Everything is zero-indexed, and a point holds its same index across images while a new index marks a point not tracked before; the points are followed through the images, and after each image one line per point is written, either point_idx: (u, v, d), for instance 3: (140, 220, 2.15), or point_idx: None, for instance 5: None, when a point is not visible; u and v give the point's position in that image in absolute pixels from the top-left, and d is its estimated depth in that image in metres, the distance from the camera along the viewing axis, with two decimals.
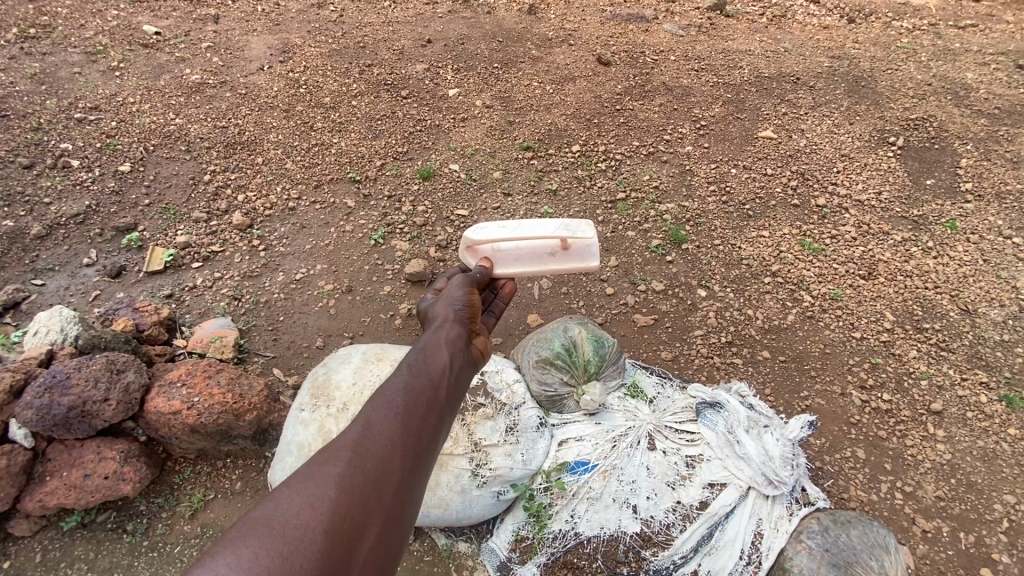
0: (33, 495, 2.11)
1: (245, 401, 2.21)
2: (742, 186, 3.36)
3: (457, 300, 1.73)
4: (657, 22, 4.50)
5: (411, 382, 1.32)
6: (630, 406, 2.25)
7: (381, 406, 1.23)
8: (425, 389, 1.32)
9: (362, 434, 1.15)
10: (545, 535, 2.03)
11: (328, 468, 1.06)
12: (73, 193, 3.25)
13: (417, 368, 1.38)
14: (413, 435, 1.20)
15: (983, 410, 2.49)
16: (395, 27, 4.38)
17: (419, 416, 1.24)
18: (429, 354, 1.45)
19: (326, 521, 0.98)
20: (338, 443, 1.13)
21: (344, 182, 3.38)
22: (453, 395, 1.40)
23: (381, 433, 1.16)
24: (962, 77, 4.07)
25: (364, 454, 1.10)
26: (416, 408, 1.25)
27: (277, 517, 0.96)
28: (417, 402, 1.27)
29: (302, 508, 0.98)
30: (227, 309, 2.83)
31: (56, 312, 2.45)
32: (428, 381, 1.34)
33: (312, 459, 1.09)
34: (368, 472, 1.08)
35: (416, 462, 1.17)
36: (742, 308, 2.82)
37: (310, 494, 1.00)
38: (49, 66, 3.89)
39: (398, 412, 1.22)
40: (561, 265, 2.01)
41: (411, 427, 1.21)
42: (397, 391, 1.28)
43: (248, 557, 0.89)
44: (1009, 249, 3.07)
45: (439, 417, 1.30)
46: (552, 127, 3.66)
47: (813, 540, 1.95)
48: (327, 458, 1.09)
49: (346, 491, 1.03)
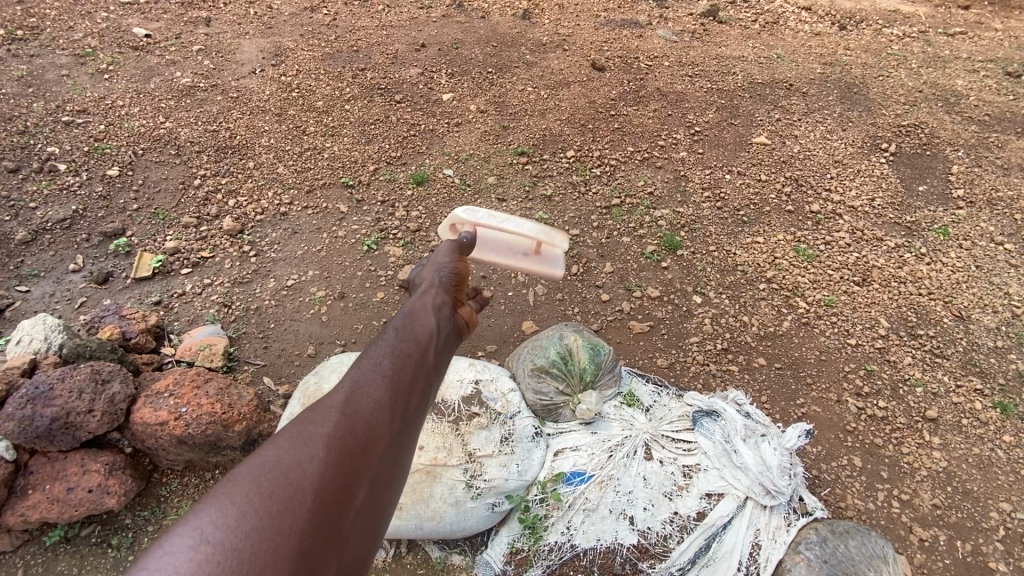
0: (14, 509, 2.05)
1: (235, 411, 2.17)
2: (737, 192, 3.36)
3: (443, 266, 1.68)
4: (651, 28, 4.50)
5: (397, 347, 1.28)
6: (626, 414, 2.23)
7: (367, 368, 1.19)
8: (413, 353, 1.29)
9: (349, 397, 1.11)
10: (540, 547, 2.01)
11: (314, 427, 1.03)
12: (59, 197, 3.19)
13: (403, 333, 1.34)
14: (403, 397, 1.17)
15: (978, 417, 2.49)
16: (389, 31, 4.36)
17: (407, 380, 1.21)
18: (416, 320, 1.41)
19: (315, 481, 0.95)
20: (323, 404, 1.09)
21: (336, 188, 3.34)
22: (439, 362, 1.36)
23: (369, 395, 1.12)
24: (952, 84, 4.09)
25: (353, 416, 1.07)
26: (403, 373, 1.22)
27: (265, 475, 0.92)
28: (404, 367, 1.24)
29: (291, 467, 0.95)
30: (217, 316, 2.78)
31: (40, 320, 2.40)
32: (415, 346, 1.31)
33: (297, 419, 1.06)
34: (356, 433, 1.05)
35: (403, 426, 1.14)
36: (737, 315, 2.81)
37: (298, 453, 0.97)
38: (36, 68, 3.83)
39: (384, 377, 1.18)
40: (531, 267, 1.99)
41: (399, 391, 1.18)
42: (383, 356, 1.25)
43: (235, 514, 0.86)
44: (1002, 256, 3.08)
45: (426, 382, 1.27)
46: (547, 133, 3.65)
47: (812, 551, 1.92)
48: (313, 419, 1.05)
49: (335, 451, 1.00)
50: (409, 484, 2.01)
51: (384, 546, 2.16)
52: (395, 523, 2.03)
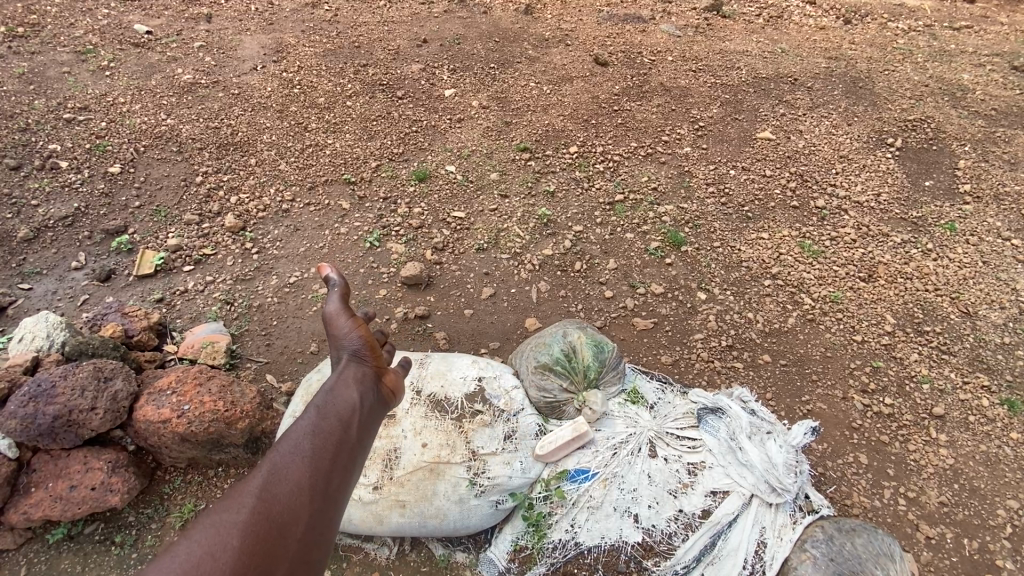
0: (17, 507, 2.05)
1: (236, 409, 2.16)
2: (741, 188, 3.33)
3: (356, 331, 1.62)
4: (654, 23, 4.47)
5: (318, 424, 1.32)
6: (631, 412, 2.21)
7: (288, 449, 1.24)
8: (336, 428, 1.33)
9: (268, 480, 1.16)
10: (544, 545, 2.00)
11: (230, 515, 1.08)
12: (61, 195, 3.18)
13: (328, 407, 1.38)
14: (323, 476, 1.22)
15: (985, 414, 2.47)
16: (390, 27, 4.34)
17: (328, 457, 1.26)
18: (338, 394, 1.44)
19: (228, 571, 1.01)
20: (242, 488, 1.14)
21: (338, 184, 3.33)
22: (365, 432, 1.40)
23: (288, 478, 1.18)
24: (959, 78, 4.05)
25: (270, 502, 1.13)
26: (325, 450, 1.27)
27: (178, 567, 0.98)
28: (326, 444, 1.28)
29: (203, 560, 1.00)
30: (218, 314, 2.77)
31: (42, 318, 2.39)
32: (337, 421, 1.35)
33: (216, 505, 1.11)
34: (272, 519, 1.11)
35: (323, 504, 1.19)
36: (741, 312, 2.79)
37: (213, 544, 1.03)
38: (37, 65, 3.81)
39: (305, 456, 1.23)
40: None
41: (319, 470, 1.23)
42: (306, 433, 1.29)
43: None
44: (1009, 251, 3.05)
45: (351, 456, 1.32)
46: (549, 128, 3.63)
47: (818, 549, 1.90)
48: (228, 507, 1.10)
49: (249, 540, 1.06)
50: (412, 483, 2.00)
51: (387, 544, 2.15)
52: (397, 522, 2.01)
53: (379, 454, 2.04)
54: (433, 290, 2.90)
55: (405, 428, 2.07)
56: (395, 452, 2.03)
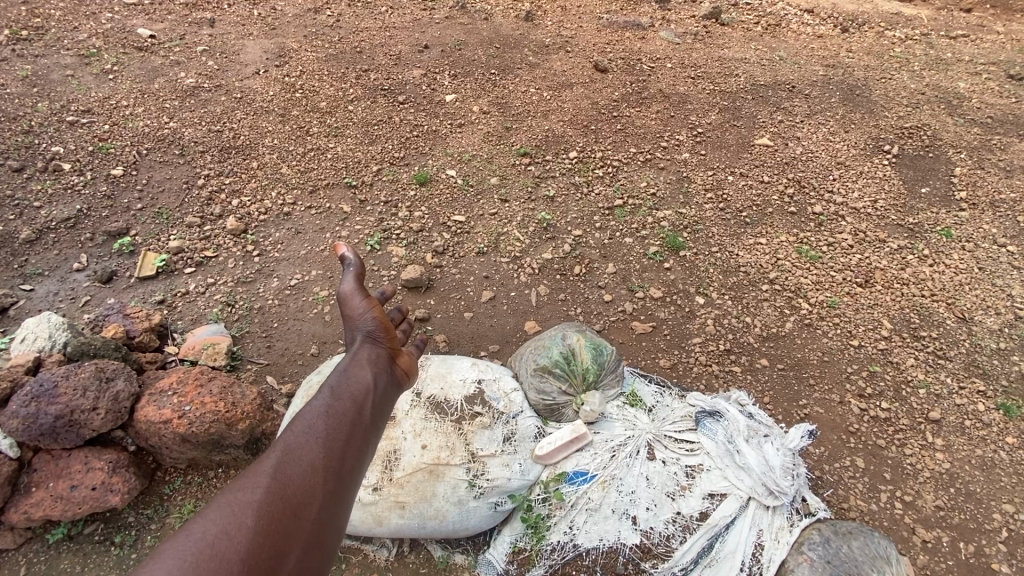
0: (18, 507, 2.05)
1: (237, 410, 2.18)
2: (739, 194, 3.36)
3: (368, 313, 1.72)
4: (653, 30, 4.52)
5: (332, 404, 1.40)
6: (629, 414, 2.23)
7: (302, 431, 1.30)
8: (349, 411, 1.40)
9: (282, 461, 1.22)
10: (543, 547, 2.01)
11: (245, 494, 1.13)
12: (63, 196, 3.20)
13: (340, 391, 1.45)
14: (336, 459, 1.28)
15: (982, 419, 2.48)
16: (393, 33, 4.37)
17: (341, 439, 1.32)
18: (352, 375, 1.52)
19: (243, 549, 1.04)
20: (257, 469, 1.19)
21: (340, 188, 3.35)
22: (376, 415, 1.47)
23: (302, 458, 1.23)
24: (955, 87, 4.09)
25: (283, 481, 1.18)
26: (337, 432, 1.33)
27: (195, 544, 1.02)
28: (339, 426, 1.35)
29: (219, 537, 1.04)
30: (220, 315, 2.79)
31: (45, 318, 2.41)
32: (350, 403, 1.42)
33: (230, 485, 1.16)
34: (287, 499, 1.15)
35: (336, 486, 1.24)
36: (740, 316, 2.81)
37: (229, 522, 1.07)
38: (41, 68, 3.84)
39: (319, 438, 1.29)
40: None
41: (332, 453, 1.28)
42: (318, 417, 1.36)
43: None
44: (1004, 258, 3.08)
45: (363, 437, 1.39)
46: (550, 133, 3.65)
47: (815, 551, 1.92)
48: (244, 487, 1.14)
49: (265, 518, 1.10)
50: (411, 483, 2.01)
51: (387, 545, 2.16)
52: (395, 522, 2.01)
53: (379, 455, 2.06)
54: (434, 293, 2.92)
55: (405, 430, 2.08)
56: (395, 453, 2.04)
